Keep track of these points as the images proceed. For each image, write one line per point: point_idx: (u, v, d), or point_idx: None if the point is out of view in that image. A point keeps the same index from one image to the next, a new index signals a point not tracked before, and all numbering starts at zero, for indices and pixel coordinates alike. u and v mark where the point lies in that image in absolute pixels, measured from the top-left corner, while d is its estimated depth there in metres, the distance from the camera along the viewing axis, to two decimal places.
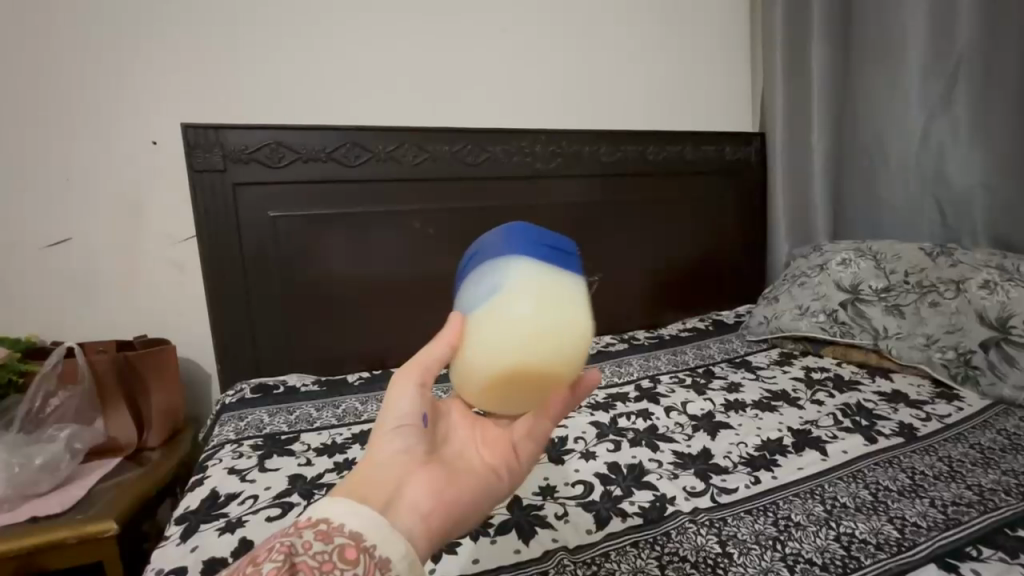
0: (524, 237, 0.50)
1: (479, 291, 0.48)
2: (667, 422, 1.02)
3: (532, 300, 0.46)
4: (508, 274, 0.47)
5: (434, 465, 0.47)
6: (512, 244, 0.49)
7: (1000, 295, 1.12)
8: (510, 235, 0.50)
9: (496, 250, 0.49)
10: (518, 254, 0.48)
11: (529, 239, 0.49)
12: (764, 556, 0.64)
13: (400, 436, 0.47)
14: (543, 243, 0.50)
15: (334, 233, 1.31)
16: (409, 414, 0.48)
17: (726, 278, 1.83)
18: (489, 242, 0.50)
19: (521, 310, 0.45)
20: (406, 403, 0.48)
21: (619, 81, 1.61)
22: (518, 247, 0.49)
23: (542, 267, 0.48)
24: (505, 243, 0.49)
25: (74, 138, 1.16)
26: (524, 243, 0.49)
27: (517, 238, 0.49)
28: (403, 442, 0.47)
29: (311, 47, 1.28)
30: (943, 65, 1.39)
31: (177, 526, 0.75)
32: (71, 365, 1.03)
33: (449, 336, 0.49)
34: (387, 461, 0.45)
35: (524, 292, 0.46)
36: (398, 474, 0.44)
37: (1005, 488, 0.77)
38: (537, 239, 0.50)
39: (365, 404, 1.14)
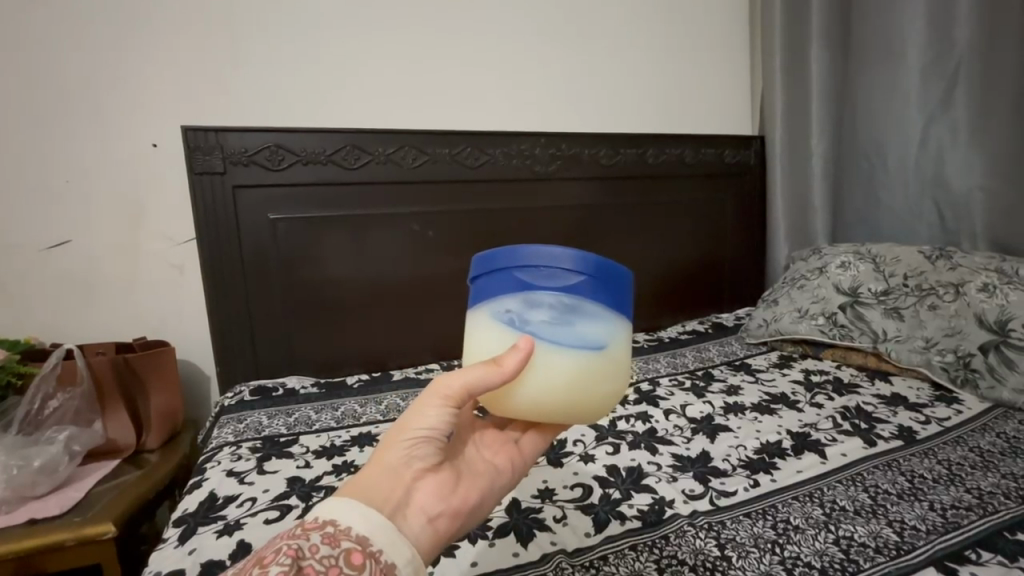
0: (619, 284, 0.48)
1: (565, 331, 0.45)
2: (666, 425, 1.02)
3: (612, 368, 0.47)
4: (602, 329, 0.46)
5: (444, 470, 0.47)
6: (610, 293, 0.47)
7: (1000, 299, 1.13)
8: (609, 277, 0.46)
9: (595, 296, 0.46)
10: (614, 309, 0.47)
11: (621, 288, 0.48)
12: (763, 560, 0.64)
13: (417, 445, 0.45)
14: (626, 291, 0.49)
15: (333, 235, 1.31)
16: (431, 427, 0.46)
17: (726, 281, 1.83)
18: (591, 275, 0.46)
19: (603, 379, 0.47)
20: (429, 414, 0.46)
21: (619, 84, 1.62)
22: (615, 300, 0.47)
23: (623, 326, 0.48)
24: (605, 288, 0.46)
25: (73, 140, 1.16)
26: (618, 293, 0.47)
27: (613, 282, 0.47)
28: (419, 452, 0.45)
29: (311, 50, 1.28)
30: (942, 68, 1.40)
31: (175, 528, 0.75)
32: (70, 367, 1.02)
33: (510, 369, 0.44)
34: (400, 468, 0.44)
35: (609, 358, 0.47)
36: (408, 480, 0.44)
37: (1005, 491, 0.77)
38: (625, 290, 0.49)
39: (364, 407, 1.14)
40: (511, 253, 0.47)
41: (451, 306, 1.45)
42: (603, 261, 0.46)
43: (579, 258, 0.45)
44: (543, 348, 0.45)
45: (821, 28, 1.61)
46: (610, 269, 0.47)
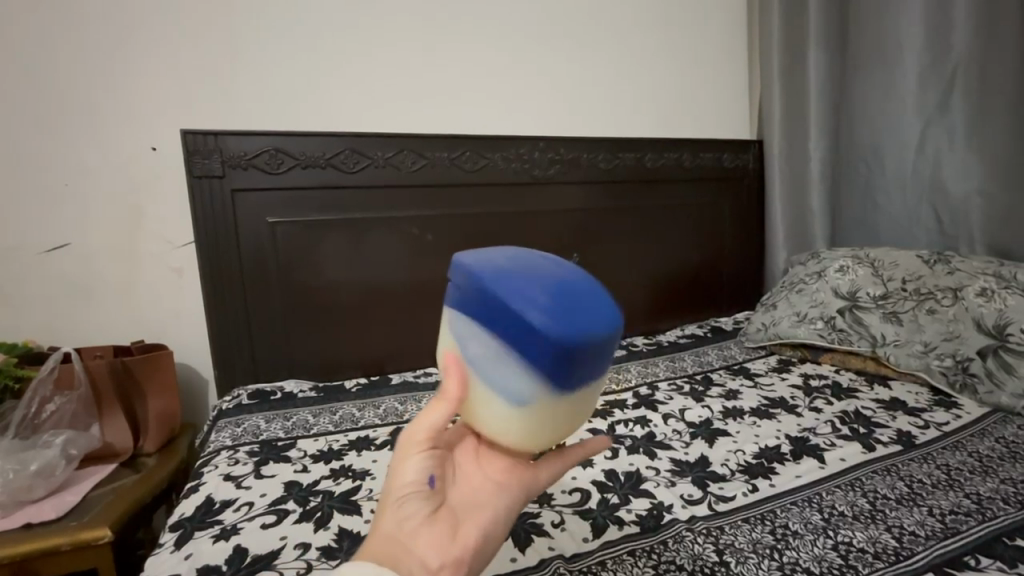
0: (585, 359, 0.41)
1: (502, 381, 0.42)
2: (664, 430, 1.02)
3: (559, 423, 0.45)
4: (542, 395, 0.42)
5: (449, 515, 0.43)
6: (562, 365, 0.40)
7: (998, 303, 1.13)
8: (571, 351, 0.40)
9: (548, 369, 0.40)
10: (569, 380, 0.42)
11: (586, 363, 0.42)
12: (761, 565, 0.64)
13: (408, 500, 0.42)
14: (598, 361, 0.43)
15: (332, 239, 1.31)
16: (415, 478, 0.43)
17: (725, 285, 1.84)
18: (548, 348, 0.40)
19: (546, 430, 0.45)
20: (407, 466, 0.43)
21: (618, 87, 1.62)
22: (572, 373, 0.41)
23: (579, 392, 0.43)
24: (560, 364, 0.40)
25: (73, 144, 1.16)
26: (582, 367, 0.41)
27: (576, 357, 0.41)
28: (413, 505, 0.42)
29: (311, 53, 1.29)
30: (939, 72, 1.41)
31: (171, 533, 0.75)
32: (68, 370, 1.02)
33: (451, 396, 0.43)
34: (396, 528, 0.41)
35: (553, 416, 0.44)
36: (407, 536, 0.40)
37: (1003, 496, 0.77)
38: (594, 362, 0.42)
39: (362, 411, 1.14)
40: (474, 283, 0.42)
41: None
42: (559, 334, 0.39)
43: (528, 319, 0.40)
44: (480, 388, 0.44)
45: (819, 33, 1.62)
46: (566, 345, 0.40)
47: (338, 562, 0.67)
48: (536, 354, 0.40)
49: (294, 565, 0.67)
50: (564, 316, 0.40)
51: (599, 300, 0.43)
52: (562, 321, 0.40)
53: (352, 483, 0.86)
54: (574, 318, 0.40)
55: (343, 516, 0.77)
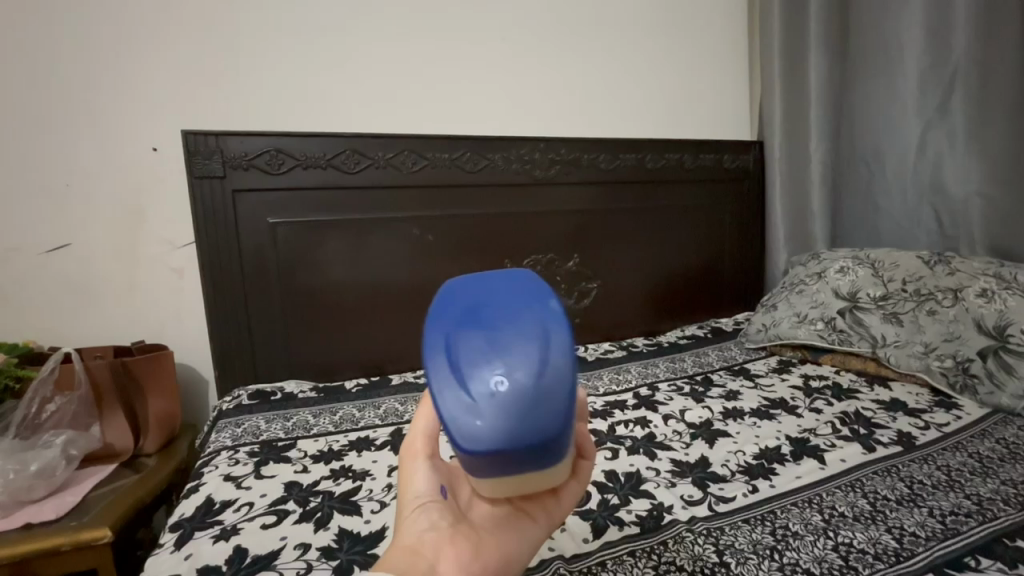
0: (526, 455, 0.39)
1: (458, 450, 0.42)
2: (665, 430, 1.02)
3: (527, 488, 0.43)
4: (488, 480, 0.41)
5: (463, 533, 0.44)
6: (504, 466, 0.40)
7: (998, 304, 1.13)
8: (505, 454, 0.38)
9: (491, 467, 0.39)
10: (514, 471, 0.40)
11: (528, 459, 0.39)
12: (761, 566, 0.64)
13: (423, 513, 0.45)
14: (549, 452, 0.40)
15: (333, 239, 1.31)
16: (425, 492, 0.46)
17: (725, 286, 1.84)
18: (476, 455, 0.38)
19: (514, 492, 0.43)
20: (418, 479, 0.47)
21: (618, 88, 1.62)
22: (516, 468, 0.40)
23: (536, 474, 0.41)
24: (497, 463, 0.39)
25: (73, 145, 1.16)
26: (524, 462, 0.39)
27: (515, 454, 0.39)
28: (427, 518, 0.44)
29: (312, 55, 1.29)
30: (938, 74, 1.41)
31: (171, 534, 0.75)
32: (68, 369, 1.03)
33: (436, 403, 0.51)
34: (413, 540, 0.43)
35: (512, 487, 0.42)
36: (423, 548, 0.42)
37: (1004, 497, 0.77)
38: (544, 452, 0.40)
39: (363, 411, 1.14)
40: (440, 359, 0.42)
41: None
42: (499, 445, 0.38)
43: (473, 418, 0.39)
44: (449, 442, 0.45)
45: (819, 34, 1.62)
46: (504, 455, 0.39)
47: (338, 562, 0.67)
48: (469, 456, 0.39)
49: (294, 566, 0.67)
50: (495, 417, 0.38)
51: (550, 383, 0.40)
52: (493, 423, 0.38)
53: (352, 483, 0.86)
54: (508, 419, 0.38)
55: (343, 517, 0.77)
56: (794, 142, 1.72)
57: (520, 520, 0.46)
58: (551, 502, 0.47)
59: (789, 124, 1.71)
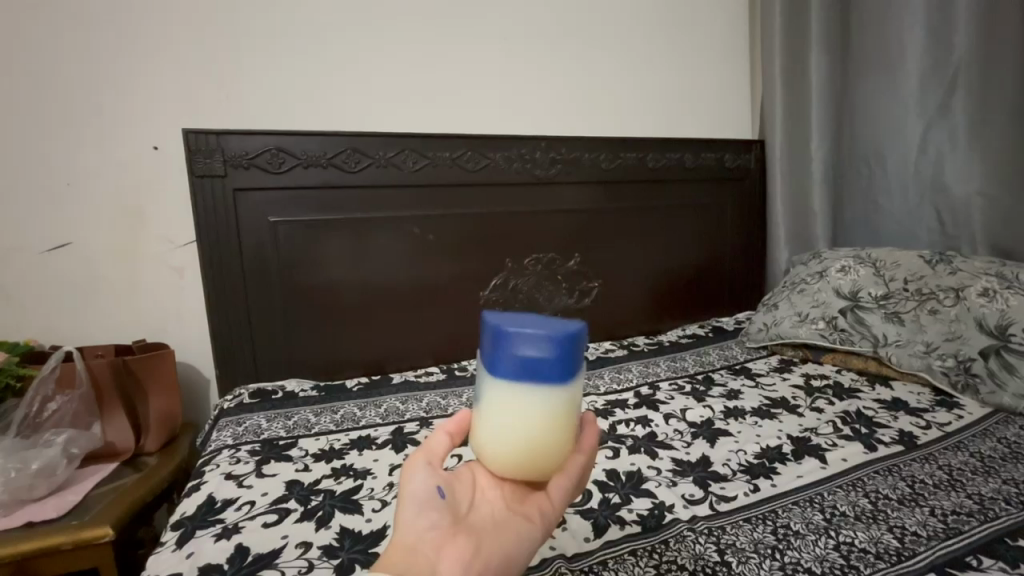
0: (539, 353, 0.44)
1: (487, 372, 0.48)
2: (666, 429, 1.02)
3: (524, 419, 0.46)
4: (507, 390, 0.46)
5: (464, 532, 0.43)
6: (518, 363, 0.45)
7: (1000, 303, 1.13)
8: (525, 344, 0.45)
9: (509, 360, 0.45)
10: (523, 372, 0.45)
11: (539, 360, 0.44)
12: (762, 566, 0.64)
13: (425, 512, 0.43)
14: (557, 368, 0.45)
15: (334, 238, 1.31)
16: (426, 491, 0.45)
17: (726, 285, 1.83)
18: (506, 330, 0.45)
19: (512, 429, 0.46)
20: (418, 479, 0.45)
21: (619, 89, 1.62)
22: (527, 365, 0.45)
23: (537, 390, 0.45)
24: (515, 353, 0.45)
25: (71, 145, 1.16)
26: (535, 363, 0.44)
27: (533, 348, 0.45)
28: (426, 518, 0.43)
29: (312, 53, 1.29)
30: (939, 75, 1.41)
31: (172, 532, 0.75)
32: (69, 369, 1.03)
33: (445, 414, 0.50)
34: (414, 540, 0.42)
35: (512, 407, 0.46)
36: (425, 547, 0.41)
37: (1005, 497, 0.76)
38: (553, 363, 0.44)
39: (364, 410, 1.14)
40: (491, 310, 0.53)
41: (452, 308, 1.45)
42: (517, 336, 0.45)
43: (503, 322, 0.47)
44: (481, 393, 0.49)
45: (820, 35, 1.62)
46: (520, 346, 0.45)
47: (338, 561, 0.67)
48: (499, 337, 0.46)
49: (295, 564, 0.67)
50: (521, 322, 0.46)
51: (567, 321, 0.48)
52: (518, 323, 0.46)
53: (353, 482, 0.86)
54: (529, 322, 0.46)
55: (344, 515, 0.77)
56: (795, 141, 1.71)
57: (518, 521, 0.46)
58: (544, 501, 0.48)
59: (789, 123, 1.71)
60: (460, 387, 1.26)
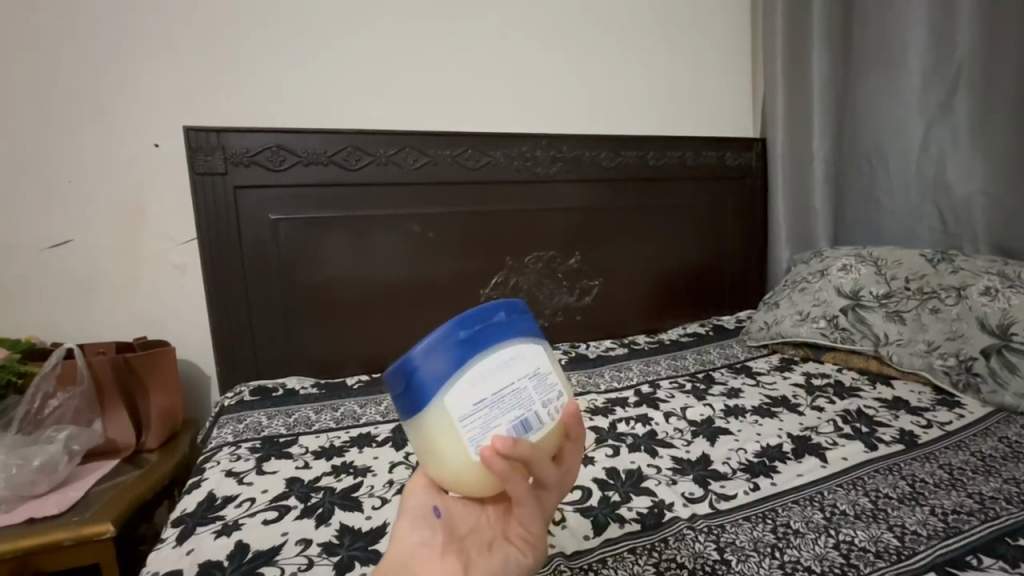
0: (414, 374, 0.42)
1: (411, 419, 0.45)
2: (666, 428, 1.02)
3: (442, 449, 0.42)
4: (419, 422, 0.42)
5: (454, 550, 0.44)
6: (417, 388, 0.42)
7: (1001, 302, 1.13)
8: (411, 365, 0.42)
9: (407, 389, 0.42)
10: (422, 391, 0.41)
11: (416, 382, 0.42)
12: (762, 564, 0.64)
13: (420, 528, 0.45)
14: (436, 379, 0.41)
15: (334, 235, 1.31)
16: (423, 509, 0.46)
17: (727, 284, 1.83)
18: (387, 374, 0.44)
19: (443, 458, 0.42)
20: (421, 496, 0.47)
21: (619, 86, 1.62)
22: (410, 395, 0.42)
23: (431, 414, 0.41)
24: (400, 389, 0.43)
25: (73, 142, 1.16)
26: (412, 386, 0.42)
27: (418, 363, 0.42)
28: (421, 533, 0.45)
29: (313, 50, 1.29)
30: (941, 74, 1.41)
31: (172, 529, 0.75)
32: (70, 366, 1.03)
33: None
34: (406, 553, 0.44)
35: (429, 443, 0.42)
36: (411, 560, 0.43)
37: (1006, 496, 0.76)
38: (430, 376, 0.41)
39: (364, 407, 1.14)
40: None
41: (452, 306, 1.45)
42: (402, 362, 0.42)
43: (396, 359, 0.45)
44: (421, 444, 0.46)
45: (822, 32, 1.61)
46: (406, 367, 0.42)
47: (339, 558, 0.67)
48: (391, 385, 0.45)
49: (295, 561, 0.67)
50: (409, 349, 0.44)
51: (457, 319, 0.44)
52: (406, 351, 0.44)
53: (353, 479, 0.86)
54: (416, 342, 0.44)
55: (344, 513, 0.77)
56: (796, 140, 1.71)
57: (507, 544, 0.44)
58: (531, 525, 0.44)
59: (791, 121, 1.71)
60: None
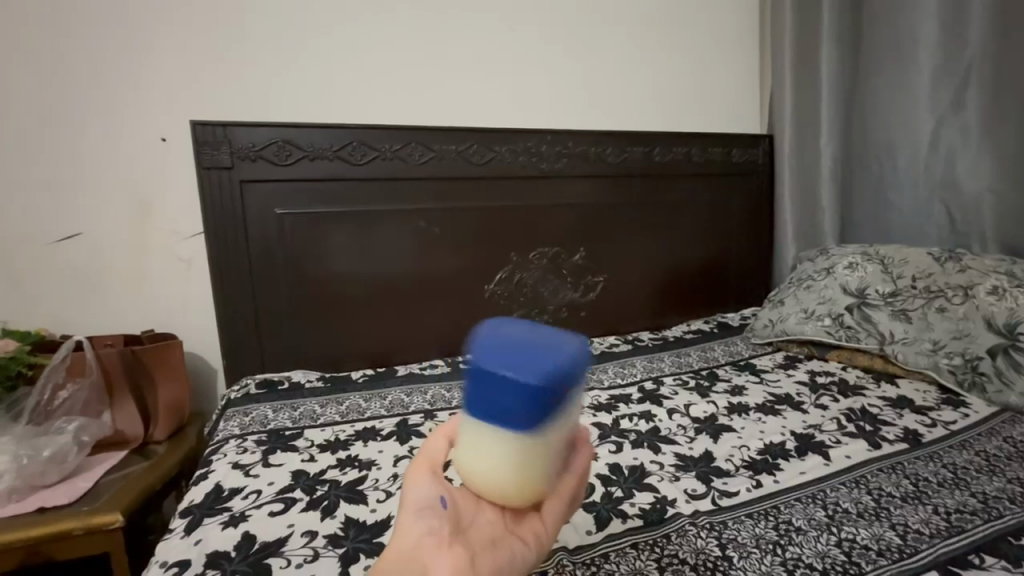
0: (520, 400, 0.36)
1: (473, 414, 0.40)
2: (669, 424, 1.02)
3: (502, 468, 0.39)
4: (492, 433, 0.38)
5: (460, 542, 0.41)
6: (516, 414, 0.37)
7: (1009, 302, 1.12)
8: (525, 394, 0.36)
9: (507, 411, 0.37)
10: (515, 420, 0.37)
11: (520, 411, 0.37)
12: (764, 561, 0.64)
13: (424, 517, 0.42)
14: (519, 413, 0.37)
15: (340, 229, 1.31)
16: (427, 500, 0.43)
17: (732, 281, 1.82)
18: (483, 370, 0.37)
19: (497, 476, 0.40)
20: (421, 484, 0.45)
21: (625, 82, 1.61)
22: (505, 415, 0.37)
23: (518, 442, 0.38)
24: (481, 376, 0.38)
25: (80, 135, 1.17)
26: (513, 411, 0.36)
27: (533, 399, 0.36)
28: (424, 523, 0.42)
29: (321, 44, 1.29)
30: (952, 70, 1.39)
31: (181, 519, 0.76)
32: (79, 359, 1.04)
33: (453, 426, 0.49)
34: (409, 546, 0.40)
35: (478, 441, 0.39)
36: (420, 552, 0.40)
37: (1010, 496, 0.76)
38: (535, 412, 0.37)
39: (369, 401, 1.15)
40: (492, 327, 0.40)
41: (457, 301, 1.46)
42: (521, 387, 0.36)
43: (499, 361, 0.37)
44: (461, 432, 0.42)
45: (831, 27, 1.60)
46: (521, 395, 0.36)
47: (344, 550, 0.68)
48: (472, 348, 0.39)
49: (301, 552, 0.68)
50: (525, 362, 0.37)
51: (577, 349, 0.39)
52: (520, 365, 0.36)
53: (358, 472, 0.87)
54: (536, 359, 0.37)
55: (350, 505, 0.78)
56: (803, 137, 1.70)
57: (511, 540, 0.44)
58: (537, 525, 0.45)
59: (798, 117, 1.69)
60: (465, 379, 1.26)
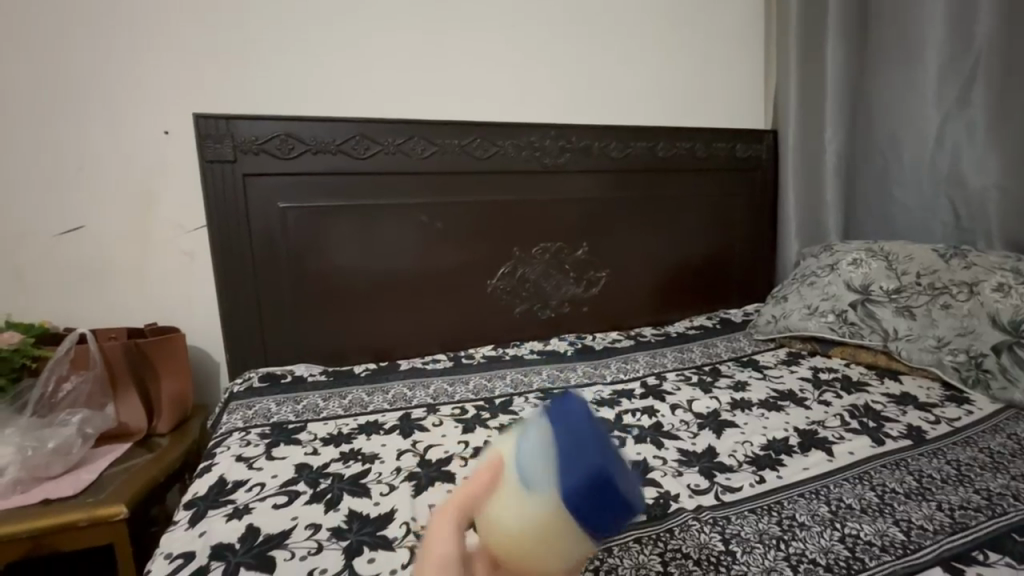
0: (621, 513, 0.37)
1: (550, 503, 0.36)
2: (672, 420, 1.02)
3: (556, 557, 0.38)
4: (571, 528, 0.36)
5: None
6: (606, 523, 0.36)
7: (1014, 299, 1.12)
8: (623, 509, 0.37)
9: (604, 518, 0.36)
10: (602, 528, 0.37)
11: (613, 522, 0.37)
12: (767, 556, 0.64)
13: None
14: (593, 506, 0.35)
15: (342, 223, 1.31)
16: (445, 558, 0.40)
17: (735, 277, 1.82)
18: (612, 483, 0.35)
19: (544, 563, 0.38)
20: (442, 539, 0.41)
21: (630, 75, 1.60)
22: (602, 522, 0.36)
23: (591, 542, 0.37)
24: (568, 442, 0.37)
25: (82, 128, 1.17)
26: (614, 520, 0.36)
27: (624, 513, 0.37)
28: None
29: (325, 37, 1.28)
30: (959, 65, 1.38)
31: (185, 511, 0.77)
32: (83, 351, 1.04)
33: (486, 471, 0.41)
34: None
35: (547, 529, 0.36)
36: None
37: (1014, 493, 0.76)
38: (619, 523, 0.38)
39: (372, 395, 1.15)
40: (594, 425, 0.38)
41: (459, 296, 1.45)
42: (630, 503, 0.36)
43: (617, 475, 0.36)
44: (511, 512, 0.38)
45: (837, 21, 1.58)
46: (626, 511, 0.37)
47: (347, 543, 0.68)
48: (559, 407, 0.40)
49: (305, 545, 0.68)
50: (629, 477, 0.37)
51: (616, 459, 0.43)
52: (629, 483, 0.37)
53: (362, 466, 0.87)
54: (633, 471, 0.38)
55: (353, 498, 0.78)
56: (808, 132, 1.69)
57: None
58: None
59: (803, 113, 1.68)
60: (468, 374, 1.26)
